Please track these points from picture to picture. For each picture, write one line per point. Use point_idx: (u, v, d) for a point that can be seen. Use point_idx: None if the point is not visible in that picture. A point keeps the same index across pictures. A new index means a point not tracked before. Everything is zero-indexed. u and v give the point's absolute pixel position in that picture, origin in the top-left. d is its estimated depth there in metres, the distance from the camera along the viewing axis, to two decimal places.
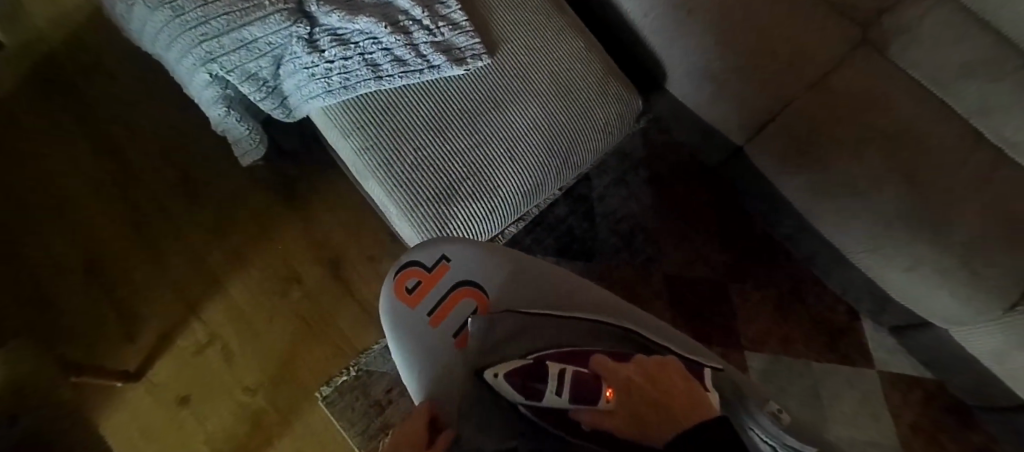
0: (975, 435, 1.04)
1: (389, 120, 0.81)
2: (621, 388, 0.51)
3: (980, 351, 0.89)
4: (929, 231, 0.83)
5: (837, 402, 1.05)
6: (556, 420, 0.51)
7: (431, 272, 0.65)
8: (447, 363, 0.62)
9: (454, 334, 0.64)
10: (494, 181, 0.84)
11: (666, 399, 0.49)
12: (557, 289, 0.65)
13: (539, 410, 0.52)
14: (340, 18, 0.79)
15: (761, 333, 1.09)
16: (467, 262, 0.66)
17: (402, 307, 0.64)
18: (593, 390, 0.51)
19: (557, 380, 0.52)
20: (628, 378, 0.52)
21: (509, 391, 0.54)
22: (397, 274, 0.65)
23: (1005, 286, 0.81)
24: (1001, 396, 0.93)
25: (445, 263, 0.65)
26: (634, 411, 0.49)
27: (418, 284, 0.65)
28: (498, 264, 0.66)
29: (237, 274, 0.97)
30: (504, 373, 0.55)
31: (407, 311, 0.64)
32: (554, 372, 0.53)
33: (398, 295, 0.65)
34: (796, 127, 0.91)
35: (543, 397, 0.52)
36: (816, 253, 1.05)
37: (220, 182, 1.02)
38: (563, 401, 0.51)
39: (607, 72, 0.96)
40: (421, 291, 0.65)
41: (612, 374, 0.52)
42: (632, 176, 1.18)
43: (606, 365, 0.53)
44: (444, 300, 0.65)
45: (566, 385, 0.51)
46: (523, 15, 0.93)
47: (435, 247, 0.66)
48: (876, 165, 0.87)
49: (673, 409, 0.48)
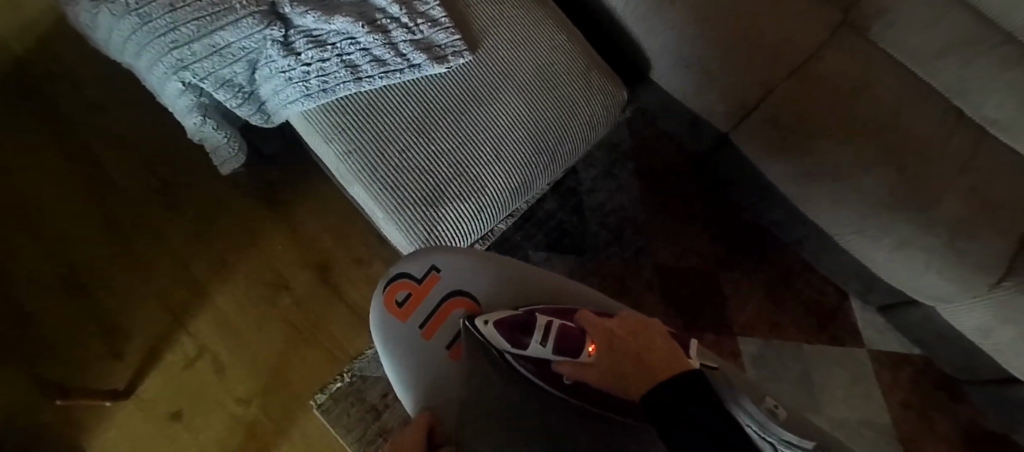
0: (963, 408, 1.06)
1: (371, 122, 0.79)
2: (605, 343, 0.54)
3: (966, 327, 0.89)
4: (914, 212, 0.84)
5: (830, 382, 1.06)
6: (541, 370, 0.55)
7: (421, 284, 0.64)
8: (442, 375, 0.62)
9: (446, 346, 0.63)
10: (481, 182, 0.82)
11: (646, 352, 0.51)
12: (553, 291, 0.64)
13: (524, 358, 0.56)
14: (316, 19, 0.77)
15: (752, 318, 1.10)
16: (458, 270, 0.65)
17: (391, 320, 0.63)
18: (575, 342, 0.55)
19: (541, 330, 0.57)
20: (612, 333, 0.55)
21: (495, 339, 0.58)
22: (385, 288, 0.63)
23: (989, 262, 0.82)
24: (986, 368, 0.96)
25: (436, 274, 0.64)
26: (614, 364, 0.52)
27: (408, 297, 0.63)
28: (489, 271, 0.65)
29: (223, 284, 0.95)
30: (493, 322, 0.60)
31: (399, 324, 0.63)
32: (539, 324, 0.57)
33: (388, 309, 0.63)
34: (780, 115, 0.91)
35: (527, 348, 0.56)
36: (804, 237, 1.05)
37: (199, 191, 0.99)
38: (544, 350, 0.56)
39: (591, 64, 0.95)
40: (412, 303, 0.63)
41: (597, 331, 0.56)
42: (619, 168, 1.17)
43: (592, 323, 0.57)
44: (434, 312, 0.64)
45: (549, 335, 0.56)
46: (504, 9, 0.91)
47: (424, 257, 0.64)
48: (861, 149, 0.87)
49: (651, 361, 0.49)
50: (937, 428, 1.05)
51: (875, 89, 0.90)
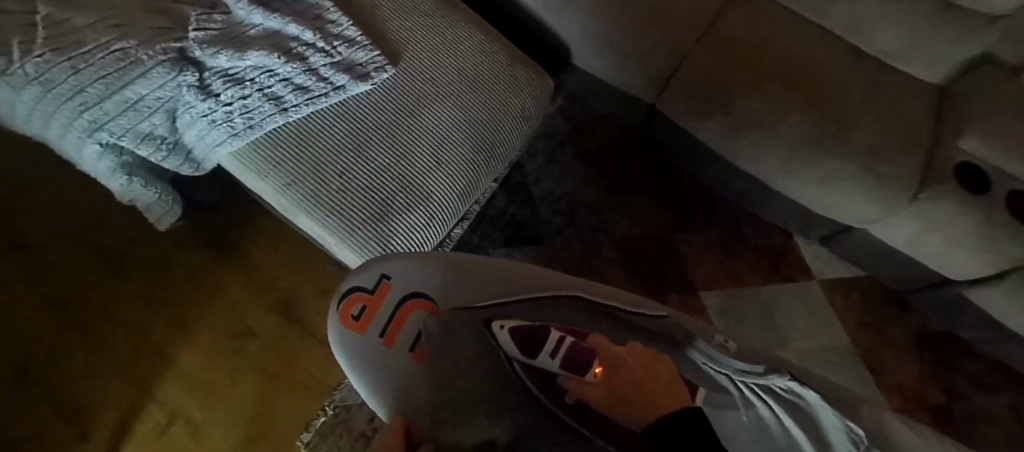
0: (910, 317, 1.15)
1: (305, 151, 0.79)
2: (611, 367, 0.50)
3: (898, 241, 0.95)
4: (831, 145, 0.90)
5: (791, 317, 1.12)
6: (545, 385, 0.50)
7: (374, 294, 0.52)
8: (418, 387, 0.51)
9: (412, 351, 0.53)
10: (426, 190, 0.83)
11: (654, 381, 0.48)
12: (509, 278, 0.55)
13: (529, 370, 0.51)
14: (229, 58, 0.76)
15: (710, 272, 1.15)
16: (412, 271, 0.54)
17: (345, 340, 0.51)
18: (584, 360, 0.50)
19: (554, 342, 0.51)
20: (620, 356, 0.50)
21: (506, 345, 0.51)
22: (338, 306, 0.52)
23: (906, 177, 0.88)
24: (922, 276, 1.04)
25: (386, 281, 0.53)
26: (615, 393, 0.50)
27: (364, 310, 0.52)
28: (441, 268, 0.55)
29: (184, 343, 0.93)
30: (509, 323, 0.51)
31: (357, 342, 0.52)
32: (552, 335, 0.51)
33: (342, 328, 0.52)
34: (698, 78, 0.95)
35: (534, 358, 0.50)
36: (742, 188, 1.11)
37: (144, 252, 0.96)
38: (551, 364, 0.50)
39: (513, 58, 0.97)
40: (369, 317, 0.52)
41: (607, 352, 0.50)
42: (561, 155, 1.21)
43: (604, 343, 0.51)
44: (390, 320, 0.53)
45: (560, 349, 0.50)
46: (418, 18, 0.92)
47: (371, 265, 0.54)
48: (775, 96, 0.93)
49: (655, 395, 0.48)
50: (892, 339, 1.13)
51: (776, 40, 0.97)
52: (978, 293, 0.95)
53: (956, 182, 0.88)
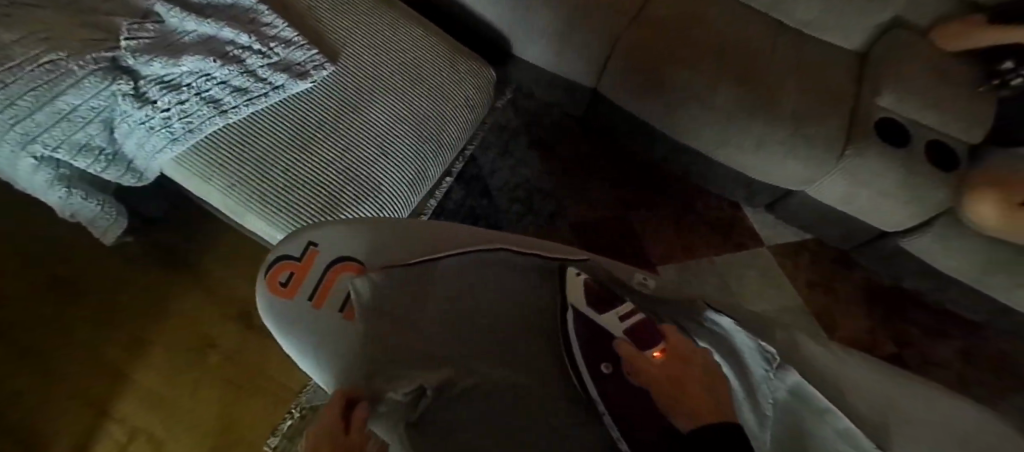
0: (857, 274, 1.20)
1: (247, 152, 0.79)
2: (677, 356, 0.43)
3: (834, 200, 0.99)
4: (760, 112, 0.94)
5: (746, 284, 1.16)
6: (589, 346, 0.48)
7: (301, 262, 0.52)
8: (347, 343, 0.49)
9: (340, 310, 0.51)
10: (374, 181, 0.83)
11: (716, 388, 0.41)
12: (437, 241, 0.55)
13: (581, 321, 0.49)
14: (164, 64, 0.77)
15: (666, 247, 1.19)
16: (337, 236, 0.54)
17: (274, 308, 0.51)
18: (651, 338, 0.45)
19: (626, 310, 0.48)
20: (684, 347, 0.44)
21: (573, 290, 0.50)
22: (265, 275, 0.52)
23: (832, 138, 0.93)
24: (861, 231, 1.09)
25: (314, 250, 0.53)
26: (671, 383, 0.41)
27: (292, 276, 0.51)
28: (371, 230, 0.54)
29: (141, 358, 0.91)
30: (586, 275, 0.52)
31: (286, 309, 0.51)
32: (626, 304, 0.48)
33: (272, 297, 0.51)
34: (632, 58, 0.99)
35: (596, 317, 0.48)
36: (688, 163, 1.15)
37: (94, 269, 0.95)
38: (612, 327, 0.47)
39: (452, 50, 0.98)
40: (296, 283, 0.51)
41: (682, 345, 0.44)
42: (512, 146, 1.24)
43: (679, 336, 0.44)
44: (319, 283, 0.52)
45: (631, 319, 0.46)
46: (355, 17, 0.94)
47: (300, 236, 0.54)
48: (704, 71, 0.97)
49: (718, 402, 0.40)
50: (842, 296, 1.17)
51: (701, 19, 1.02)
52: (911, 240, 0.99)
53: (878, 137, 0.93)
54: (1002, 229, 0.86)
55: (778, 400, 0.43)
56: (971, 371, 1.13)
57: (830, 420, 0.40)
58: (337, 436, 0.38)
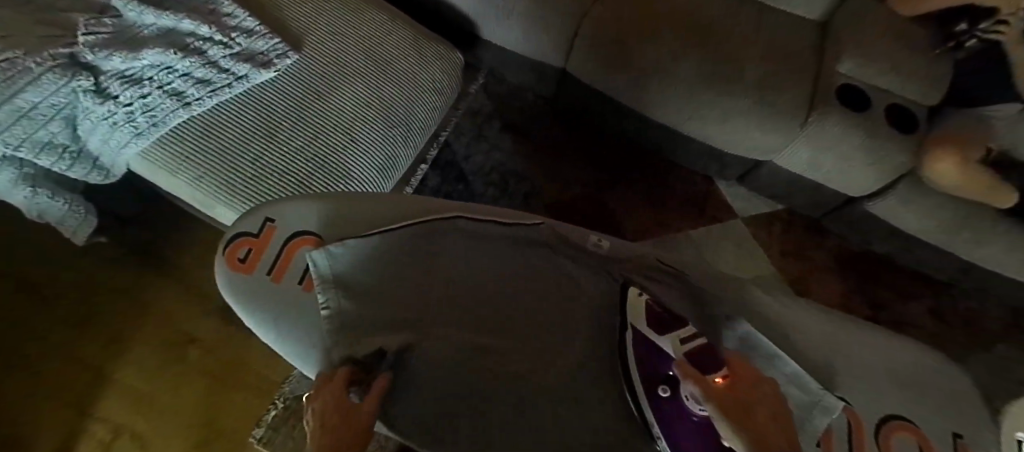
0: (829, 240, 1.22)
1: (214, 143, 0.78)
2: (743, 381, 0.41)
3: (799, 167, 1.02)
4: (725, 84, 0.96)
5: (720, 256, 1.18)
6: (646, 365, 0.48)
7: (260, 238, 0.53)
8: (308, 316, 0.51)
9: (300, 283, 0.52)
10: (343, 168, 0.82)
11: (781, 416, 0.39)
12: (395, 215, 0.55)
13: (639, 342, 0.49)
14: (123, 59, 0.76)
15: (641, 223, 1.20)
16: (297, 212, 0.54)
17: (232, 283, 0.52)
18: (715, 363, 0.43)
19: (689, 335, 0.48)
20: (749, 378, 0.42)
21: (635, 311, 0.50)
22: (224, 251, 0.53)
23: (794, 106, 0.95)
24: (830, 198, 1.11)
25: (272, 225, 0.54)
26: (736, 406, 0.39)
27: (250, 252, 0.52)
28: (332, 207, 0.55)
29: (121, 357, 0.91)
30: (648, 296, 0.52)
31: (245, 284, 0.52)
32: (689, 330, 0.48)
33: (231, 272, 0.52)
34: (598, 35, 0.99)
35: (657, 339, 0.49)
36: (658, 139, 1.16)
37: (70, 270, 0.94)
38: (673, 350, 0.47)
39: (418, 34, 0.98)
40: (255, 259, 0.52)
41: (747, 372, 0.42)
42: (486, 130, 1.24)
43: (746, 365, 0.43)
44: (278, 258, 0.53)
45: (695, 346, 0.46)
46: (318, 6, 0.93)
47: (258, 213, 0.55)
48: (669, 44, 0.98)
49: (782, 429, 0.38)
50: (815, 263, 1.20)
51: None
52: (878, 204, 1.02)
53: (840, 102, 0.95)
54: (959, 186, 0.90)
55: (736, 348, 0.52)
56: (940, 329, 1.17)
57: (779, 364, 0.49)
58: (346, 403, 0.40)
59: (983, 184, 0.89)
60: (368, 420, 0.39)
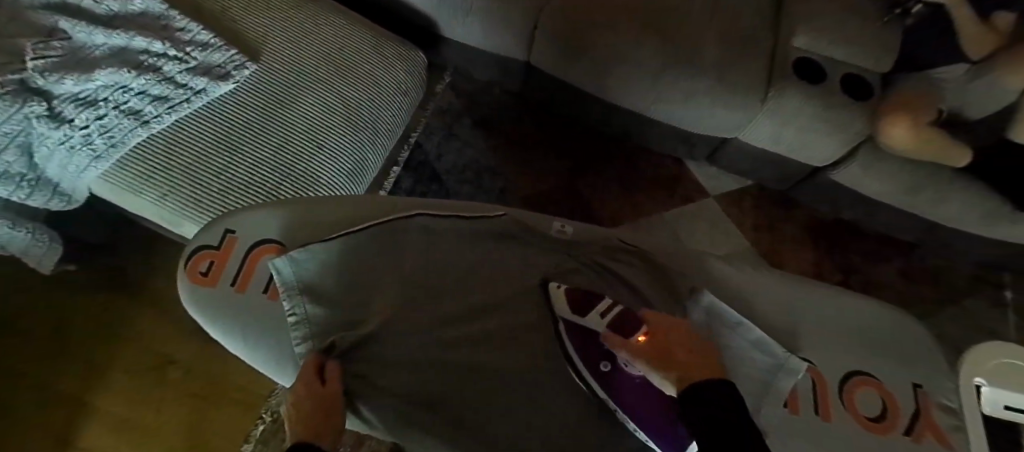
0: (799, 212, 1.25)
1: (176, 160, 0.77)
2: (661, 333, 0.45)
3: (763, 141, 1.04)
4: (686, 66, 0.97)
5: (695, 234, 1.20)
6: (586, 348, 0.50)
7: (221, 250, 0.53)
8: (276, 322, 0.51)
9: (265, 290, 0.52)
10: (310, 174, 0.81)
11: (701, 352, 0.44)
12: (361, 216, 0.55)
13: (570, 330, 0.50)
14: (75, 81, 0.75)
15: (616, 209, 1.22)
16: (258, 222, 0.55)
17: (197, 296, 0.52)
18: (633, 324, 0.47)
19: (606, 305, 0.49)
20: (669, 330, 0.46)
21: (558, 301, 0.51)
22: (186, 265, 0.53)
23: (754, 83, 0.97)
24: (796, 170, 1.13)
25: (233, 236, 0.54)
26: (659, 360, 0.44)
27: (213, 265, 0.53)
28: (292, 212, 0.55)
29: (100, 384, 0.89)
30: (566, 285, 0.53)
31: (209, 296, 0.52)
32: (605, 300, 0.50)
33: (194, 285, 0.52)
34: (558, 25, 0.99)
35: (583, 318, 0.50)
36: (626, 125, 1.17)
37: (41, 301, 0.93)
38: (596, 325, 0.49)
39: (377, 36, 0.98)
40: (218, 270, 0.52)
41: (661, 323, 0.46)
42: (456, 128, 1.24)
43: (660, 317, 0.46)
44: (241, 269, 0.53)
45: (612, 312, 0.49)
46: (273, 15, 0.93)
47: (219, 224, 0.55)
48: (629, 29, 0.98)
49: (704, 363, 0.43)
50: (787, 235, 1.22)
51: None
52: (839, 171, 1.05)
53: (795, 75, 0.97)
54: (913, 149, 0.92)
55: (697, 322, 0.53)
56: (911, 290, 1.20)
57: (744, 332, 0.52)
58: (314, 386, 0.42)
59: (932, 145, 0.92)
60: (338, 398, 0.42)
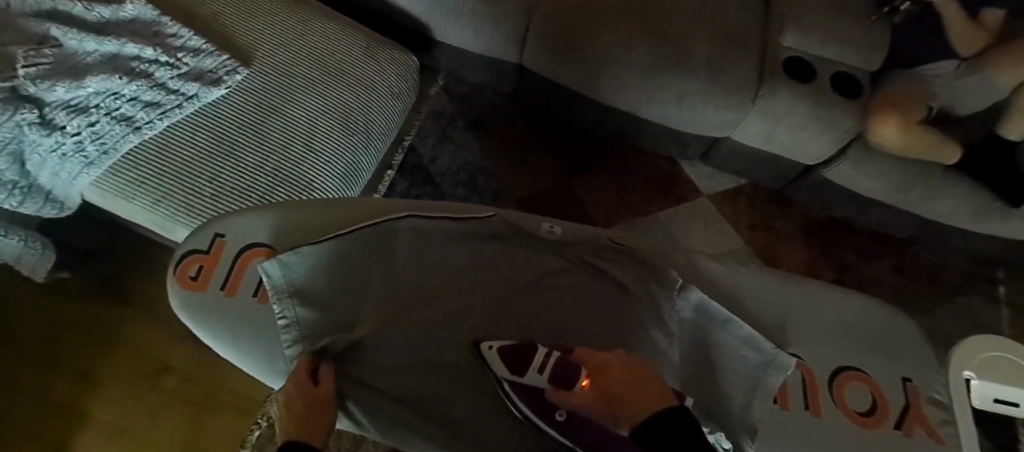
0: (793, 210, 1.25)
1: (169, 165, 0.77)
2: (597, 375, 0.41)
3: (755, 139, 1.05)
4: (678, 66, 0.97)
5: (690, 233, 1.21)
6: (538, 402, 0.44)
7: (210, 254, 0.53)
8: (265, 325, 0.51)
9: (255, 294, 0.52)
10: (304, 178, 0.81)
11: (642, 384, 0.39)
12: (354, 218, 0.56)
13: (518, 390, 0.45)
14: (67, 88, 0.75)
15: (611, 209, 1.22)
16: (248, 227, 0.55)
17: (185, 300, 0.52)
18: (572, 370, 0.42)
19: (540, 357, 0.45)
20: (603, 366, 0.41)
21: (494, 364, 0.46)
22: (174, 270, 0.53)
23: (745, 81, 0.97)
24: (789, 168, 1.14)
25: (222, 240, 0.54)
26: (608, 408, 0.39)
27: (201, 269, 0.53)
28: (283, 215, 0.55)
29: (95, 390, 0.89)
30: (499, 343, 0.47)
31: (197, 300, 0.52)
32: (540, 350, 0.45)
33: (183, 290, 0.52)
34: (549, 26, 1.00)
35: (523, 375, 0.45)
36: (620, 125, 1.17)
37: (35, 310, 0.92)
38: (540, 380, 0.44)
39: (369, 39, 0.98)
40: (207, 274, 0.53)
41: (594, 360, 0.41)
42: (450, 131, 1.25)
43: (591, 353, 0.42)
44: (230, 273, 0.53)
45: (547, 365, 0.44)
46: (265, 19, 0.93)
47: (208, 228, 0.55)
48: (621, 29, 0.99)
49: (648, 395, 0.39)
50: (781, 233, 1.23)
51: None
52: (832, 170, 1.05)
53: (785, 73, 0.98)
54: (903, 147, 0.94)
55: (683, 316, 0.55)
56: (905, 285, 1.20)
57: (733, 328, 0.52)
58: (307, 387, 0.42)
59: (921, 141, 0.93)
60: (330, 400, 0.42)
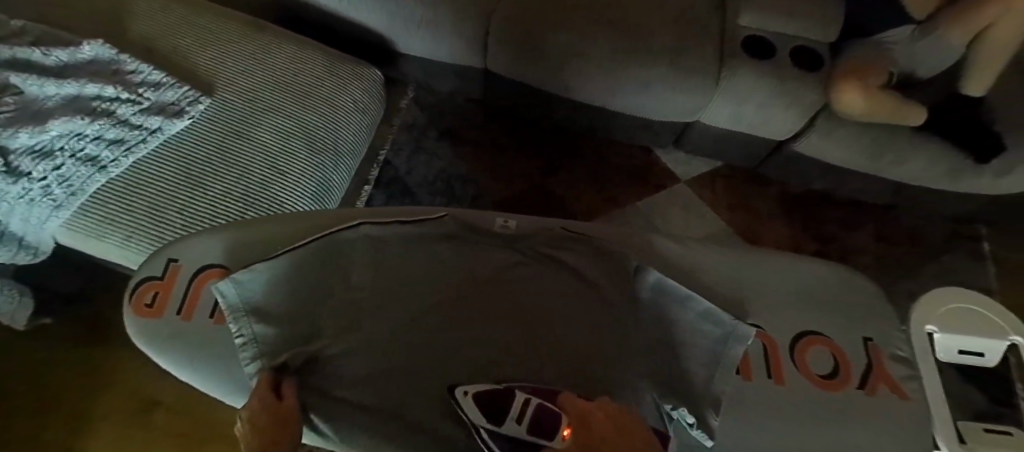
0: (770, 188, 1.26)
1: (138, 201, 0.77)
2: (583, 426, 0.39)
3: (724, 120, 1.06)
4: (638, 54, 0.98)
5: (671, 220, 1.21)
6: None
7: (164, 280, 0.54)
8: (223, 347, 0.52)
9: (211, 316, 0.53)
10: (274, 202, 0.81)
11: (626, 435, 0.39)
12: (309, 231, 0.57)
13: (495, 438, 0.42)
14: (31, 133, 0.76)
15: (590, 204, 1.22)
16: (204, 251, 0.56)
17: (142, 327, 0.53)
18: (554, 419, 0.41)
19: (519, 405, 0.42)
20: (590, 413, 0.40)
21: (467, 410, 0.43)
22: (131, 299, 0.54)
23: (706, 64, 0.98)
24: (761, 146, 1.14)
25: (177, 266, 0.55)
26: None
27: (156, 295, 0.53)
28: (239, 237, 0.57)
29: (86, 432, 0.89)
30: (473, 387, 0.44)
31: (154, 326, 0.52)
32: (518, 397, 0.42)
33: (139, 317, 0.53)
34: (508, 28, 1.00)
35: (501, 425, 0.42)
36: (590, 120, 1.18)
37: (20, 360, 0.92)
38: (518, 431, 0.41)
39: (330, 57, 0.98)
40: (162, 300, 0.53)
41: (581, 409, 0.40)
42: (423, 141, 1.25)
43: (578, 402, 0.41)
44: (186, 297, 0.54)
45: (527, 413, 0.41)
46: (224, 47, 0.93)
47: (163, 254, 0.56)
48: (579, 24, 1.00)
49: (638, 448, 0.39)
50: (761, 212, 1.24)
51: None
52: (801, 143, 1.06)
53: (744, 52, 0.99)
54: (867, 114, 0.94)
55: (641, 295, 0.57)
56: (888, 252, 1.21)
57: (692, 304, 0.55)
58: (269, 401, 0.44)
59: (885, 105, 0.93)
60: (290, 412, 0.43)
